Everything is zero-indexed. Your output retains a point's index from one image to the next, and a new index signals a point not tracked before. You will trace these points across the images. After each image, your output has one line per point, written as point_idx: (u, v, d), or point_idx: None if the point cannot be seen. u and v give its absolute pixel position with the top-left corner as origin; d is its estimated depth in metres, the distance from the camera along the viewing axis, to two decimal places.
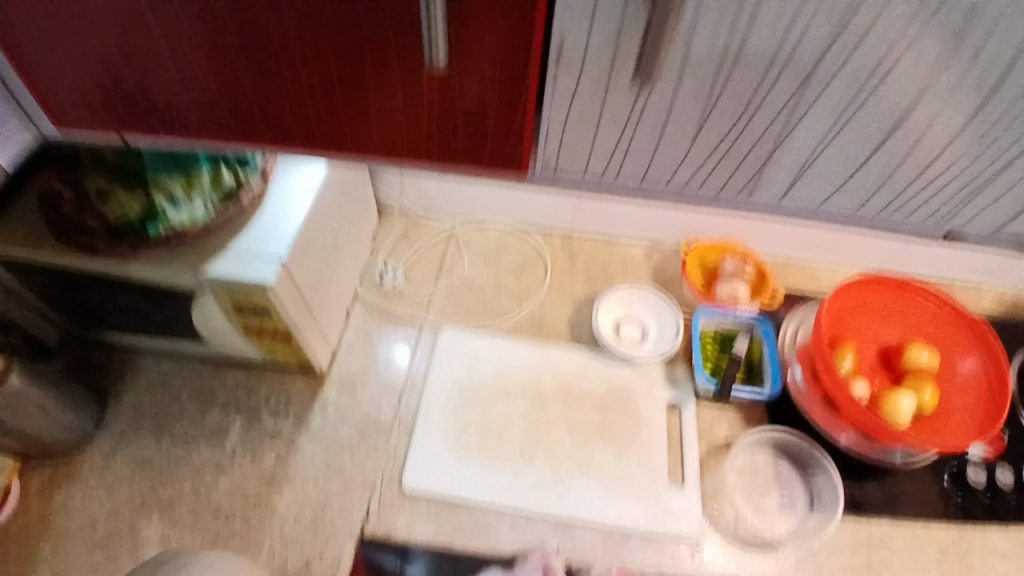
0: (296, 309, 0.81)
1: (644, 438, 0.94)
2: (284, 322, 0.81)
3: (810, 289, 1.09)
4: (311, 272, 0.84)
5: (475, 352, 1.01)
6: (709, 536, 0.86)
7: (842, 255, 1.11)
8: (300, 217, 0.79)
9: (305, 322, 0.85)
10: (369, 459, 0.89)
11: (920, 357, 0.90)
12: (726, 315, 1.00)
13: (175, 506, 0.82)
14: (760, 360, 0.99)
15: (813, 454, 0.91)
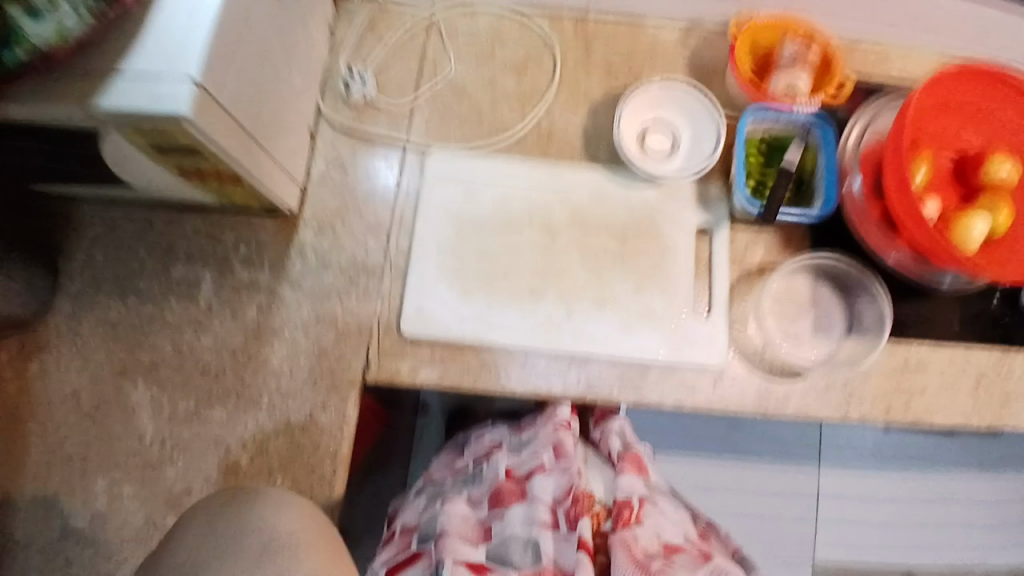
0: (235, 143, 0.64)
1: (669, 266, 0.82)
2: (225, 160, 0.65)
3: (882, 75, 0.88)
4: (245, 92, 0.65)
5: (471, 176, 0.85)
6: (736, 367, 0.80)
7: (923, 31, 0.88)
8: (211, 18, 0.57)
9: (252, 157, 0.69)
10: (360, 306, 0.79)
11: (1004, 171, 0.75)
12: (777, 117, 0.82)
13: (158, 367, 0.76)
14: (811, 174, 0.83)
15: (862, 277, 0.82)
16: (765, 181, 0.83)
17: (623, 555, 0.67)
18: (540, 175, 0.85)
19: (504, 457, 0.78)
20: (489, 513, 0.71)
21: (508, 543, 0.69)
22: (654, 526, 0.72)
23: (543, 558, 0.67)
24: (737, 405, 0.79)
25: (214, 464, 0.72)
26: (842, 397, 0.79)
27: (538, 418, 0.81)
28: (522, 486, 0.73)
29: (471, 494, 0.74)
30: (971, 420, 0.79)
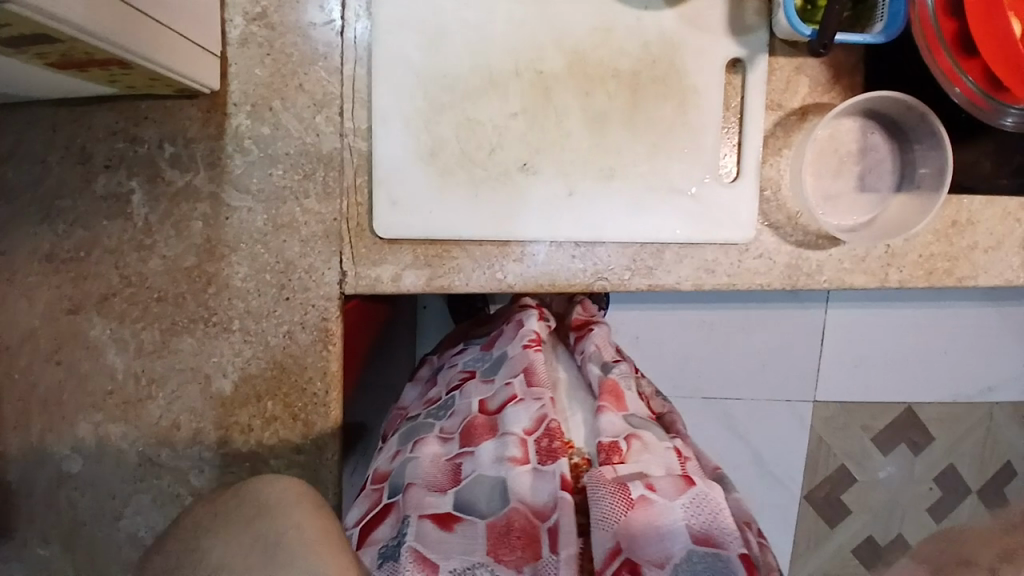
0: (102, 16, 0.48)
1: (689, 119, 0.67)
2: (93, 41, 0.49)
3: None
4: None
5: (436, 16, 0.65)
6: (764, 239, 0.70)
7: None
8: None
9: (139, 34, 0.53)
10: (322, 205, 0.67)
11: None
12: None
13: (111, 297, 0.68)
14: None
15: (925, 120, 0.67)
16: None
17: (602, 486, 0.52)
18: (524, 8, 0.65)
19: (478, 387, 0.68)
20: (458, 453, 0.61)
21: (475, 484, 0.56)
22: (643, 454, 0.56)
23: (512, 500, 0.54)
24: (762, 279, 0.70)
25: (196, 397, 0.68)
26: (880, 265, 0.71)
27: (510, 333, 0.71)
28: (491, 419, 0.62)
29: (442, 429, 0.64)
30: (1020, 275, 0.74)
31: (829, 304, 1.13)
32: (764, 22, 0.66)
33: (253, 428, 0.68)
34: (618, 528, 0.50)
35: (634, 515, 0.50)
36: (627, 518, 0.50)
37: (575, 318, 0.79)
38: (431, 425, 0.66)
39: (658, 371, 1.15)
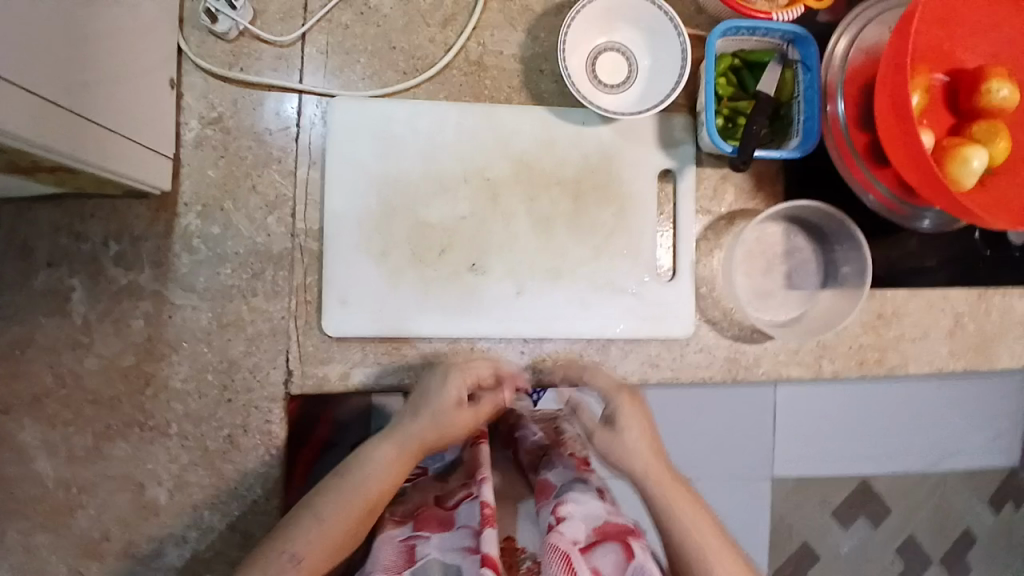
0: (41, 126, 0.48)
1: (629, 221, 0.71)
2: (22, 148, 0.48)
3: None
4: (53, 61, 0.48)
5: (390, 127, 0.68)
6: (703, 334, 0.72)
7: None
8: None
9: (77, 138, 0.52)
10: (269, 303, 0.67)
11: (1004, 94, 0.65)
12: (752, 31, 0.66)
13: (43, 399, 0.66)
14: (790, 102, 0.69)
15: (843, 225, 0.72)
16: (737, 111, 0.69)
17: (552, 559, 0.52)
18: (471, 120, 0.69)
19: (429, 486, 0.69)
20: (413, 533, 0.61)
21: (429, 571, 0.56)
22: (574, 522, 0.57)
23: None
24: (703, 372, 0.72)
25: (127, 506, 0.65)
26: (813, 357, 0.74)
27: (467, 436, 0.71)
28: (446, 511, 0.62)
29: (392, 512, 0.65)
30: (949, 363, 0.77)
31: (777, 388, 1.17)
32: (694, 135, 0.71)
33: (186, 540, 0.66)
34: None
35: None
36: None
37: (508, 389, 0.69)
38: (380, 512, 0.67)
39: None
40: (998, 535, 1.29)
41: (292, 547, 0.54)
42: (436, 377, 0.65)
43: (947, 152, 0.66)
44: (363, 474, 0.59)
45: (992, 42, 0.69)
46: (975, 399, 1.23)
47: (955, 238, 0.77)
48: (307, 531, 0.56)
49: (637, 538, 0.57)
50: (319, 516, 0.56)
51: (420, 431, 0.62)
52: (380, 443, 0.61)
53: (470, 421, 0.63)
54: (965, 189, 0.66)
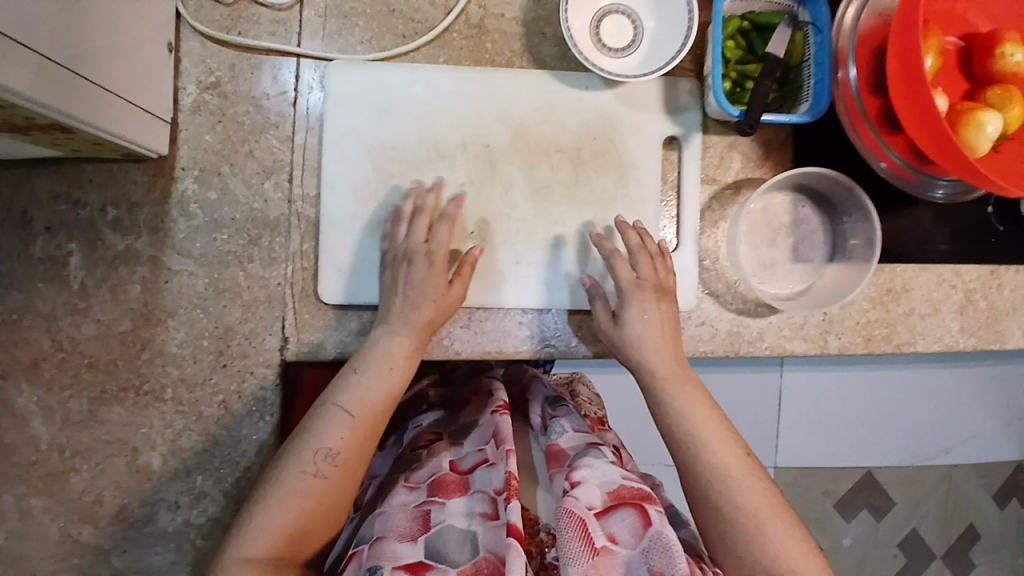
0: (25, 79, 0.46)
1: (631, 190, 0.69)
2: (13, 101, 0.47)
3: None
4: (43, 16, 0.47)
5: (384, 91, 0.67)
6: (706, 307, 0.71)
7: None
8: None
9: (66, 95, 0.51)
10: (265, 270, 0.67)
11: (1018, 58, 0.64)
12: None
13: (40, 363, 0.65)
14: (799, 66, 0.67)
15: (852, 194, 0.70)
16: (745, 75, 0.67)
17: (567, 525, 0.53)
18: (470, 86, 0.68)
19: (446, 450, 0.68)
20: (427, 498, 0.61)
21: (447, 533, 0.57)
22: (589, 487, 0.57)
23: (482, 550, 0.56)
24: (705, 346, 0.71)
25: (123, 470, 0.66)
26: (819, 332, 0.72)
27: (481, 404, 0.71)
28: (462, 475, 0.64)
29: (408, 479, 0.65)
30: (958, 340, 0.76)
31: (784, 369, 1.16)
32: (697, 102, 0.70)
33: (181, 505, 0.66)
34: (584, 570, 0.52)
35: (599, 562, 0.53)
36: (592, 561, 0.52)
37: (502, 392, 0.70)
38: (398, 477, 0.66)
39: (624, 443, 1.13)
40: (1010, 525, 1.27)
41: (327, 444, 0.60)
42: (415, 266, 0.64)
43: (960, 117, 0.64)
44: (373, 372, 0.62)
45: (1001, 6, 0.68)
46: (985, 385, 1.21)
47: (966, 211, 0.75)
48: (337, 426, 0.60)
49: (656, 507, 0.56)
50: (347, 411, 0.61)
51: (419, 312, 0.63)
52: (383, 334, 0.63)
53: (460, 295, 0.65)
54: (980, 154, 0.64)
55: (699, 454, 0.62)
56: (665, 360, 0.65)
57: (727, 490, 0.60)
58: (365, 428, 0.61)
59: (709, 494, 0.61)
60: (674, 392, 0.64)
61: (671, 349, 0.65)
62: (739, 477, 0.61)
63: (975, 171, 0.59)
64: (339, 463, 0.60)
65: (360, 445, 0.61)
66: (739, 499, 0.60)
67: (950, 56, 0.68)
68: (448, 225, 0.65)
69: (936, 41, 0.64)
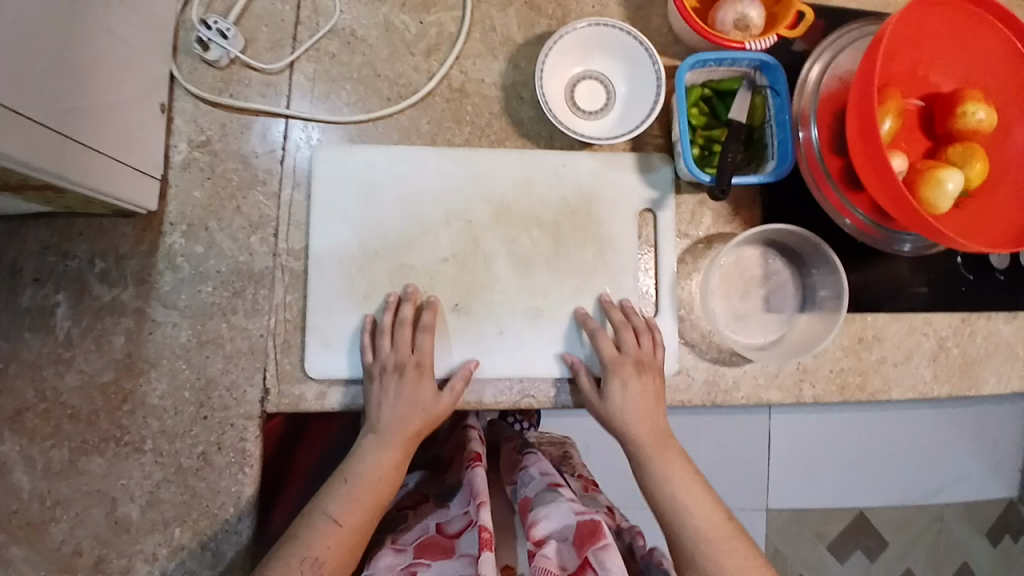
0: (18, 141, 0.48)
1: (607, 245, 0.72)
2: (7, 164, 0.49)
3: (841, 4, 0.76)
4: (30, 83, 0.49)
5: (368, 171, 0.70)
6: (682, 357, 0.73)
7: None
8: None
9: (49, 153, 0.52)
10: (249, 321, 0.68)
11: (980, 116, 0.66)
12: (720, 61, 0.68)
13: (23, 414, 0.66)
14: (762, 126, 0.70)
15: (818, 248, 0.73)
16: (711, 140, 0.71)
17: None
18: (451, 165, 0.71)
19: (433, 513, 0.70)
20: (412, 561, 0.63)
21: None
22: (554, 543, 0.59)
23: None
24: (682, 396, 0.72)
25: (99, 523, 0.66)
26: (794, 381, 0.74)
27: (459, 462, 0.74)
28: (447, 536, 0.65)
29: (393, 541, 0.67)
30: (933, 387, 0.77)
31: (771, 413, 1.17)
32: (668, 161, 0.73)
33: (157, 557, 0.66)
34: None
35: None
36: None
37: (475, 449, 0.71)
38: (385, 540, 0.68)
39: (611, 487, 1.13)
40: (1003, 571, 1.26)
41: (313, 552, 0.59)
42: (404, 379, 0.65)
43: (921, 175, 0.67)
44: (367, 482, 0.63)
45: (962, 67, 0.71)
46: (971, 425, 1.23)
47: (934, 262, 0.78)
48: (325, 536, 0.60)
49: (600, 543, 0.57)
50: (336, 520, 0.61)
51: (412, 425, 0.65)
52: (372, 444, 0.65)
53: (451, 405, 0.66)
54: (942, 211, 0.66)
55: (685, 517, 0.64)
56: (648, 430, 0.67)
57: (711, 554, 0.63)
58: (351, 539, 0.61)
59: (693, 558, 0.63)
60: (659, 462, 0.66)
61: (655, 420, 0.67)
62: (723, 540, 0.64)
63: (932, 229, 0.61)
64: (322, 571, 0.59)
65: (346, 555, 0.61)
66: (724, 562, 0.62)
67: (913, 115, 0.72)
68: (431, 334, 0.67)
69: (895, 103, 0.67)
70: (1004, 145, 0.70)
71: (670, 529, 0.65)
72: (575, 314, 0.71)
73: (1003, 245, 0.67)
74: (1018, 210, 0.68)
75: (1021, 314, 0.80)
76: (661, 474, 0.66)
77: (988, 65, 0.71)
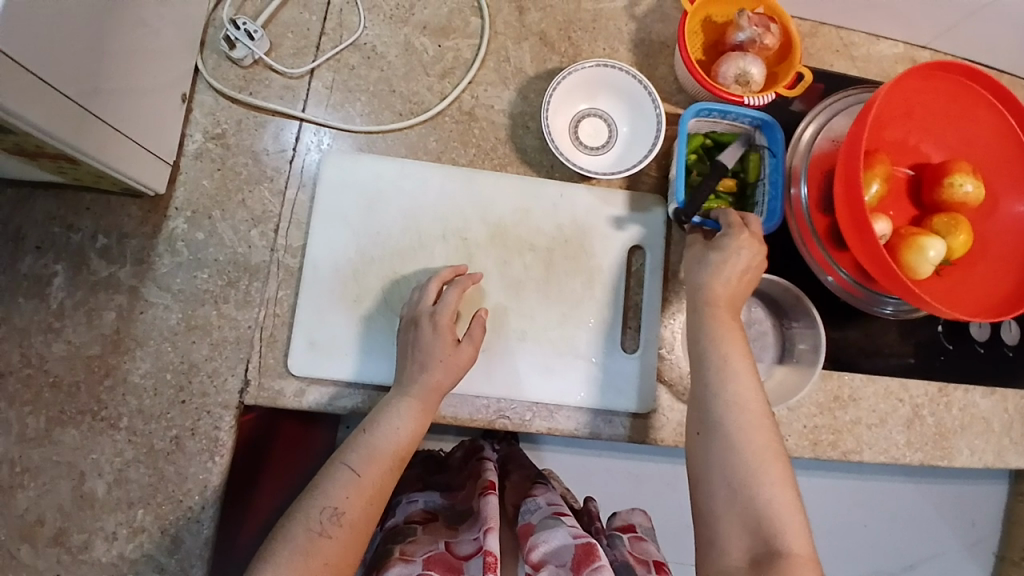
0: (38, 108, 0.50)
1: (595, 278, 0.74)
2: (27, 129, 0.51)
3: (841, 73, 0.80)
4: (60, 56, 0.51)
5: (375, 180, 0.73)
6: (660, 395, 0.74)
7: (895, 18, 0.79)
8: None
9: (69, 126, 0.54)
10: (239, 312, 0.70)
11: (966, 188, 0.68)
12: (723, 115, 0.71)
13: (5, 376, 0.67)
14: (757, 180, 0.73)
15: (800, 301, 0.75)
16: None
17: None
18: (454, 183, 0.73)
19: (441, 532, 0.70)
20: (421, 572, 0.62)
21: None
22: (552, 567, 0.60)
23: None
24: (656, 433, 0.73)
25: (65, 494, 0.66)
26: None
27: (473, 488, 0.73)
28: (457, 558, 0.64)
29: (404, 551, 0.66)
30: (905, 453, 0.78)
31: None
32: (663, 202, 0.76)
33: (117, 536, 0.66)
34: None
35: None
36: None
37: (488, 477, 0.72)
38: (392, 547, 0.67)
39: None
40: None
41: (332, 503, 0.58)
42: (422, 329, 0.65)
43: (905, 239, 0.69)
44: (390, 437, 0.62)
45: (952, 141, 0.74)
46: (949, 501, 1.22)
47: (916, 329, 0.80)
48: (345, 487, 0.59)
49: (595, 564, 0.58)
50: (354, 470, 0.60)
51: (438, 381, 0.64)
52: (394, 399, 0.64)
53: (472, 352, 0.66)
54: (923, 276, 0.68)
55: (726, 381, 0.60)
56: (727, 285, 0.63)
57: (740, 422, 0.58)
58: (372, 491, 0.60)
59: (720, 421, 0.58)
60: (723, 319, 0.62)
61: (737, 277, 0.63)
62: (757, 415, 0.58)
63: (908, 292, 0.63)
64: (344, 523, 0.58)
65: (367, 506, 0.59)
66: (751, 435, 0.57)
67: (902, 181, 0.74)
68: (459, 289, 0.67)
69: (883, 168, 0.69)
70: (986, 220, 0.73)
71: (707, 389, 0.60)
72: (559, 341, 0.72)
73: (982, 315, 0.69)
74: (996, 285, 0.70)
75: (997, 389, 0.81)
76: (722, 339, 0.61)
77: (977, 141, 0.73)
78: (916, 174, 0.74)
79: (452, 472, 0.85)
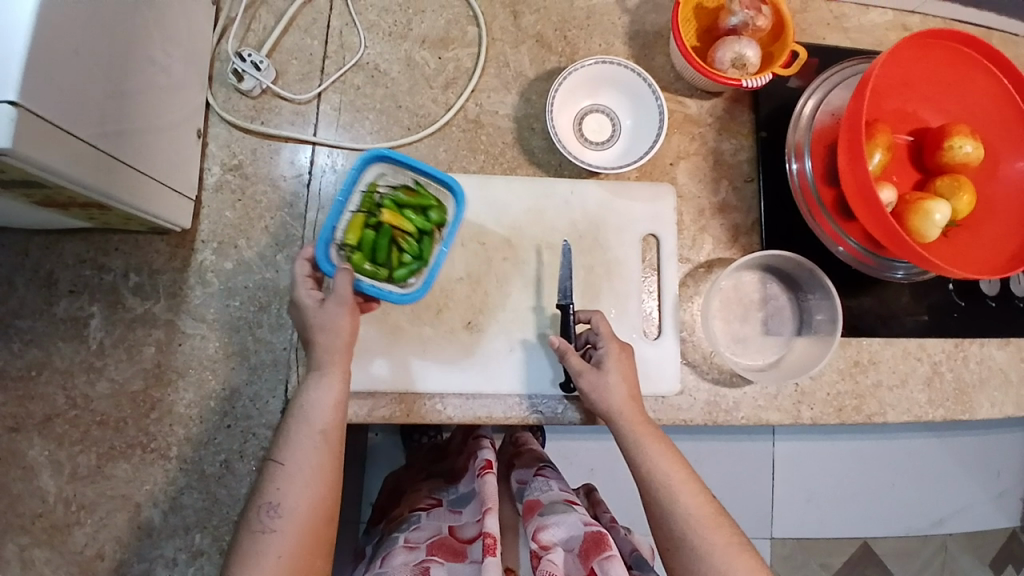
0: (72, 164, 0.53)
1: (614, 272, 0.76)
2: (59, 181, 0.53)
3: (835, 45, 0.82)
4: (85, 107, 0.53)
5: None
6: (685, 378, 0.76)
7: None
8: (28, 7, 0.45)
9: (100, 174, 0.57)
10: (273, 334, 0.72)
11: (966, 150, 0.70)
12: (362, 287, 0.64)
13: (53, 419, 0.69)
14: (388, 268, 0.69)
15: (814, 275, 0.78)
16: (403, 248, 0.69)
17: None
18: (467, 191, 0.75)
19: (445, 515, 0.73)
20: (424, 558, 0.65)
21: None
22: (558, 549, 0.62)
23: None
24: (685, 414, 0.75)
25: (124, 525, 0.69)
26: (792, 403, 0.76)
27: (471, 466, 0.75)
28: (460, 542, 0.67)
29: (407, 539, 0.68)
30: (927, 411, 0.80)
31: (776, 440, 1.19)
32: (670, 189, 0.77)
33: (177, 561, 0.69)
34: None
35: None
36: None
37: (481, 462, 0.72)
38: (396, 537, 0.70)
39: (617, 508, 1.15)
40: None
41: (268, 500, 0.59)
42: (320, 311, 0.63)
43: (911, 205, 0.70)
44: (300, 419, 0.61)
45: (948, 104, 0.75)
46: (975, 456, 1.24)
47: (929, 289, 0.81)
48: (276, 481, 0.60)
49: (605, 553, 0.59)
50: (279, 461, 0.60)
51: (337, 348, 0.62)
52: (315, 380, 0.62)
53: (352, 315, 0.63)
54: (930, 239, 0.70)
55: (675, 496, 0.62)
56: (631, 406, 0.66)
57: (701, 531, 0.61)
58: (302, 475, 0.60)
59: (683, 538, 0.61)
60: (647, 438, 0.64)
61: (636, 399, 0.66)
62: (711, 518, 0.61)
63: (916, 254, 0.64)
64: (284, 513, 0.59)
65: (310, 501, 0.60)
66: (711, 535, 0.60)
67: (903, 149, 0.76)
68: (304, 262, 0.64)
69: (883, 138, 0.71)
70: (988, 180, 0.74)
71: (642, 442, 0.64)
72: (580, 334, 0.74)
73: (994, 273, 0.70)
74: (1004, 243, 0.72)
75: (1012, 340, 0.83)
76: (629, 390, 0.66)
77: (974, 104, 0.75)
78: (916, 140, 0.76)
79: (450, 454, 0.88)
